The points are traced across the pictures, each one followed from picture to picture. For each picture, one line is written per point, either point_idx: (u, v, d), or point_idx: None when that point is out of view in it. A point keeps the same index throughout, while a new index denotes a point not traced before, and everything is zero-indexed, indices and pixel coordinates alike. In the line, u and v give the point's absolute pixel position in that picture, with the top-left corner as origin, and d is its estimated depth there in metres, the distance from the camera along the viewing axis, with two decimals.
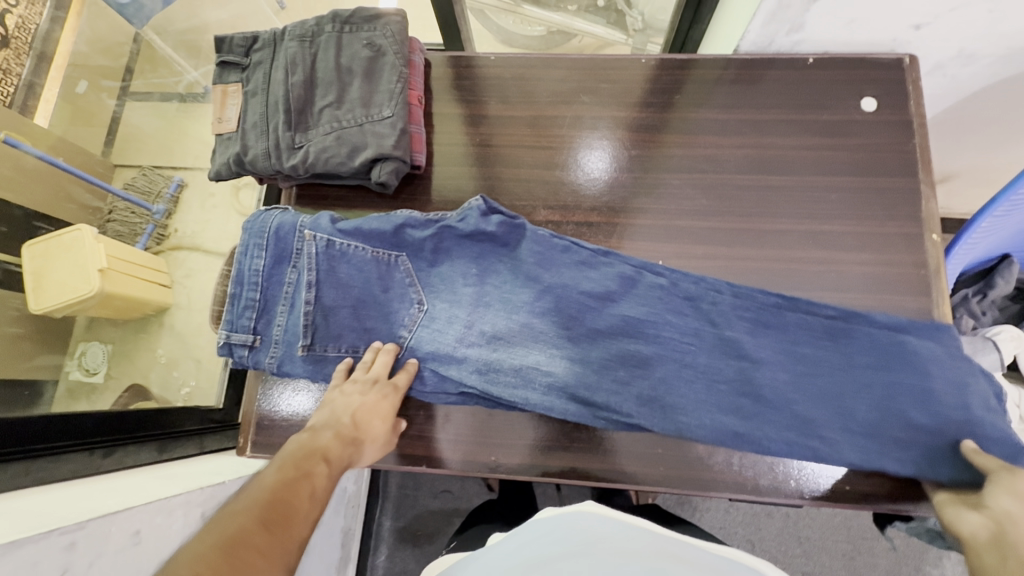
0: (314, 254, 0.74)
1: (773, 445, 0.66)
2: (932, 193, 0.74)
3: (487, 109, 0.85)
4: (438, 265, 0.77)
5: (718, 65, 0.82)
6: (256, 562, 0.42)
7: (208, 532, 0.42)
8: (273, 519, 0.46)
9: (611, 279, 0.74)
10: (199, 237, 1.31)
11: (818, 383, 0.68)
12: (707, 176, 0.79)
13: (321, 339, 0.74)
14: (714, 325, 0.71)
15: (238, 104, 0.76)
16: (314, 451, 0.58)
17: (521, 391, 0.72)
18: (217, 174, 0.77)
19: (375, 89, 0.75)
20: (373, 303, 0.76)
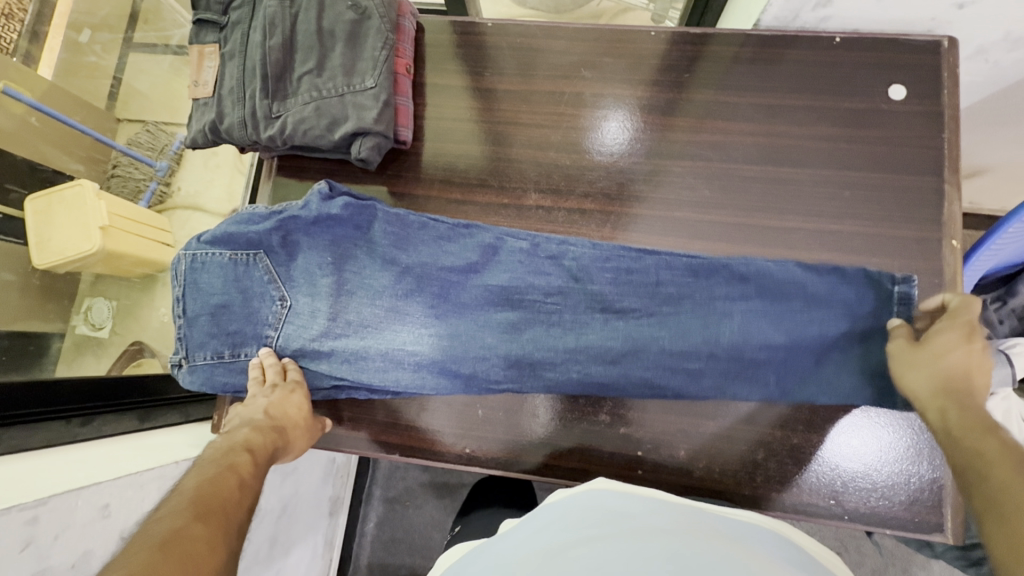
0: (180, 271, 0.72)
1: (632, 388, 0.67)
2: (956, 195, 0.68)
3: (483, 81, 0.79)
4: (294, 258, 0.73)
5: (735, 42, 0.75)
6: (194, 549, 0.43)
7: (145, 535, 0.43)
8: (204, 511, 0.47)
9: (470, 250, 0.71)
10: (201, 197, 1.29)
11: (681, 322, 0.66)
12: (712, 164, 0.73)
13: (197, 351, 0.72)
14: (577, 281, 0.69)
15: (216, 67, 0.72)
16: (233, 446, 0.59)
17: (392, 374, 0.71)
18: (193, 142, 0.73)
19: (358, 56, 0.70)
20: (236, 305, 0.73)
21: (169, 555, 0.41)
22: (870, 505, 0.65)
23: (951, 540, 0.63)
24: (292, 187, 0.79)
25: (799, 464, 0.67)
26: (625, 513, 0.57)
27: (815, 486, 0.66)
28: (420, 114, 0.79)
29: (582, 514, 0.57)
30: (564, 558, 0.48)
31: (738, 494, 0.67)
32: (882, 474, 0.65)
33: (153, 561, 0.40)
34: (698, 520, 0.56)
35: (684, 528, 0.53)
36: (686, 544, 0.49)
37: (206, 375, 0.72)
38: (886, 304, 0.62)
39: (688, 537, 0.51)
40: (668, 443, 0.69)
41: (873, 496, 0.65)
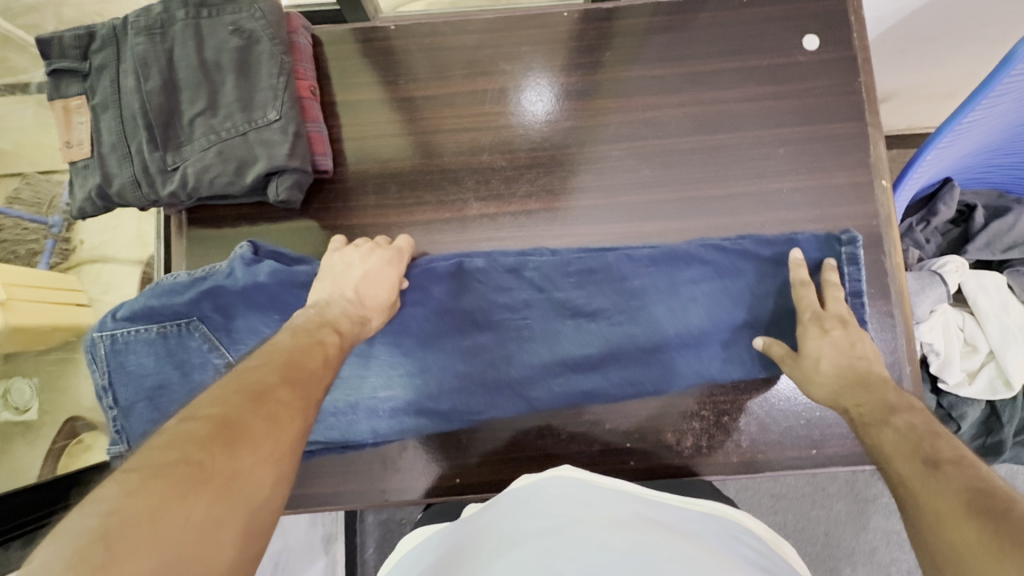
0: (99, 355, 0.65)
1: (610, 392, 0.68)
2: (879, 135, 0.70)
3: (397, 90, 0.74)
4: (232, 321, 0.66)
5: (646, 11, 0.73)
6: (280, 412, 0.40)
7: (228, 385, 0.41)
8: (292, 376, 0.45)
9: (425, 280, 0.68)
10: (109, 246, 1.08)
11: (645, 316, 0.67)
12: (649, 142, 0.72)
13: (140, 440, 0.65)
14: (540, 291, 0.68)
15: (89, 122, 0.63)
16: (324, 323, 0.55)
17: (366, 423, 0.70)
18: (81, 211, 0.64)
19: (254, 86, 0.63)
20: (174, 385, 0.66)
21: (246, 409, 0.39)
22: (850, 446, 0.67)
23: None
24: (209, 240, 0.71)
25: (780, 421, 0.69)
26: (591, 496, 0.56)
27: (795, 439, 0.68)
28: (336, 137, 0.73)
29: (538, 506, 0.55)
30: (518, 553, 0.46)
31: (727, 462, 0.69)
32: None
33: (223, 410, 0.38)
34: (652, 510, 0.56)
35: (643, 515, 0.53)
36: (641, 531, 0.49)
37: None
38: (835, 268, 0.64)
39: (650, 527, 0.50)
40: (653, 429, 0.69)
41: (850, 439, 0.67)
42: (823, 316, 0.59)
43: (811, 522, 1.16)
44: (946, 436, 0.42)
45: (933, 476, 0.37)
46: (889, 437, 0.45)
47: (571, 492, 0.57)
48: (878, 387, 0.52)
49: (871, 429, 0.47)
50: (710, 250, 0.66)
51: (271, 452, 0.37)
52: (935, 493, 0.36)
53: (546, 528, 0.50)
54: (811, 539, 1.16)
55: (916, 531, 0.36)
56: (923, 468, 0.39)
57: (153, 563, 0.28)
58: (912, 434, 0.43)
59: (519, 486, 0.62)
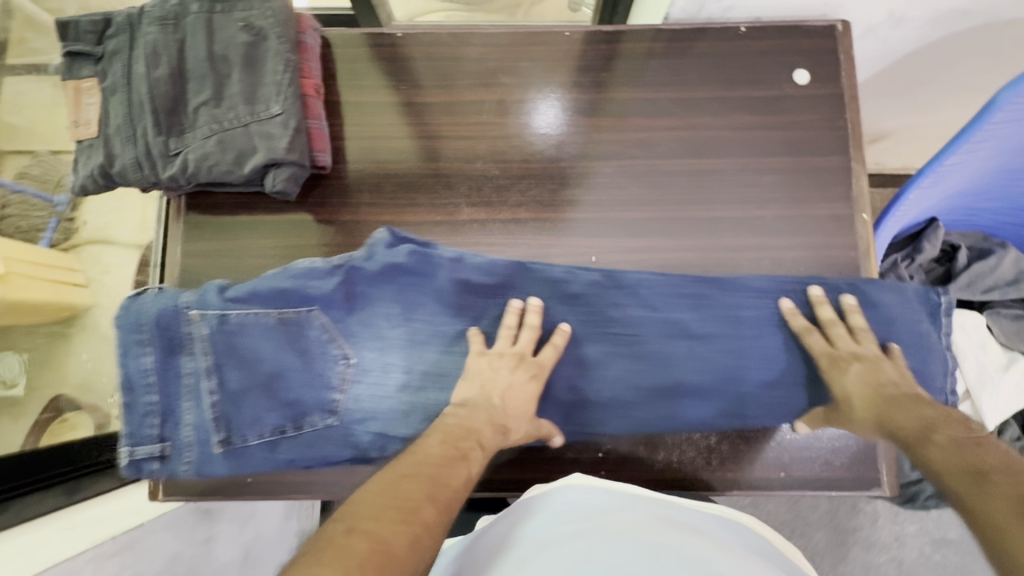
0: (208, 335, 0.59)
1: (726, 424, 0.63)
2: (862, 170, 0.72)
3: (399, 95, 0.76)
4: (353, 312, 0.61)
5: (646, 37, 0.75)
6: (421, 537, 0.39)
7: (373, 508, 0.39)
8: (433, 496, 0.43)
9: (535, 287, 0.63)
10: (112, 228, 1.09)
11: (761, 348, 0.62)
12: (638, 162, 0.74)
13: (245, 429, 0.60)
14: (654, 310, 0.64)
15: (98, 104, 0.65)
16: (470, 433, 0.52)
17: None
18: (82, 188, 0.66)
19: (258, 80, 0.65)
20: (290, 374, 0.60)
21: (397, 537, 0.37)
22: (815, 470, 0.68)
23: (888, 492, 0.67)
24: (205, 225, 0.73)
25: (749, 441, 0.69)
26: (624, 507, 0.56)
27: (764, 460, 0.69)
28: (337, 136, 0.75)
29: (569, 512, 0.54)
30: (564, 555, 0.45)
31: (695, 476, 0.69)
32: (824, 441, 0.69)
33: (379, 539, 0.37)
34: (673, 512, 0.56)
35: (663, 515, 0.54)
36: (672, 534, 0.49)
37: (260, 456, 0.60)
38: (933, 318, 0.63)
39: (691, 530, 0.51)
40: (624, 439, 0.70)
41: (818, 463, 0.68)
42: (837, 356, 0.58)
43: None
44: (989, 446, 0.43)
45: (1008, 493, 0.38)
46: (949, 470, 0.43)
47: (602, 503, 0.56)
48: (895, 413, 0.51)
49: (914, 449, 0.47)
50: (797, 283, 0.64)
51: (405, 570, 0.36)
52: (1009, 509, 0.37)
53: (588, 530, 0.49)
54: None
55: (987, 549, 0.37)
56: (974, 480, 0.40)
57: None
58: (959, 458, 0.43)
59: (532, 496, 0.61)
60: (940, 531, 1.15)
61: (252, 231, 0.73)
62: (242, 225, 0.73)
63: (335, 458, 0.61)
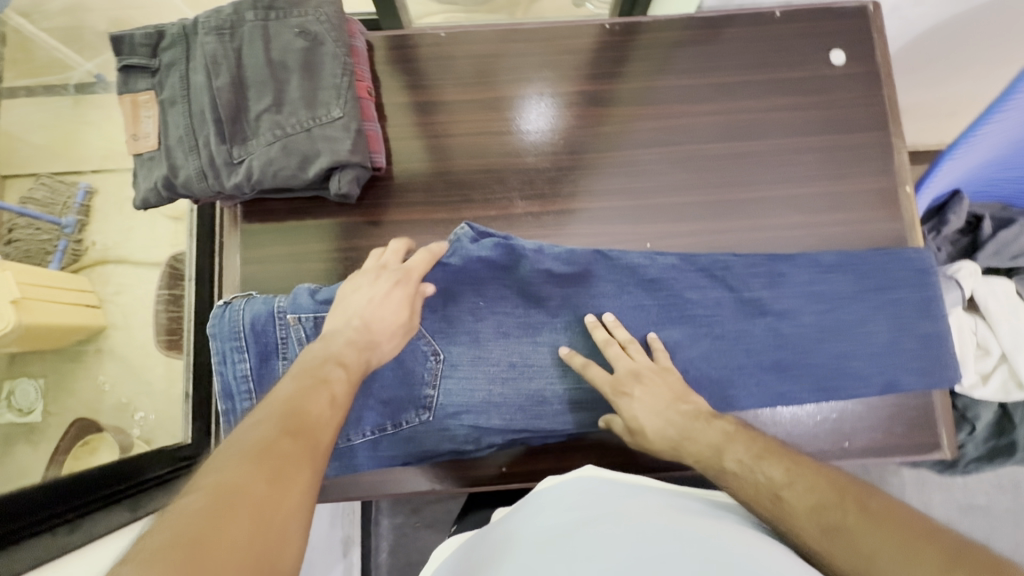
0: (303, 339, 0.64)
1: (805, 394, 0.68)
2: (901, 145, 0.74)
3: (440, 95, 0.77)
4: (441, 309, 0.67)
5: (676, 26, 0.77)
6: (283, 468, 0.39)
7: (238, 448, 0.40)
8: (294, 426, 0.43)
9: (619, 274, 0.69)
10: (123, 245, 1.08)
11: (836, 318, 0.69)
12: (682, 147, 0.75)
13: (349, 429, 0.65)
14: (732, 290, 0.69)
15: (156, 116, 0.65)
16: (326, 359, 0.53)
17: (571, 416, 0.66)
18: (144, 202, 0.66)
19: (317, 85, 0.66)
20: (386, 371, 0.65)
21: (259, 472, 0.38)
22: (876, 438, 0.70)
23: (948, 454, 0.70)
24: (261, 233, 0.73)
25: (812, 415, 0.70)
26: (591, 496, 0.56)
27: (828, 432, 0.70)
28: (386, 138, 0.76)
29: (555, 509, 0.55)
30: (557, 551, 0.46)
31: None
32: (882, 409, 0.70)
33: (240, 483, 0.37)
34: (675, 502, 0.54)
35: (664, 506, 0.52)
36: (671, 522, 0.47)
37: (363, 454, 0.65)
38: None
39: (679, 516, 0.49)
40: None
41: (879, 431, 0.70)
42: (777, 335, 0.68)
43: None
44: (900, 514, 0.43)
45: (891, 525, 0.42)
46: (809, 523, 0.46)
47: (578, 496, 0.56)
48: (775, 464, 0.52)
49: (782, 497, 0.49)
50: (845, 257, 0.70)
51: (267, 518, 0.36)
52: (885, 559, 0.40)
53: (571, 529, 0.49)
54: None
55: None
56: (866, 518, 0.44)
57: None
58: (821, 503, 0.47)
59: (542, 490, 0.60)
60: (966, 497, 1.15)
61: (308, 236, 0.73)
62: (298, 229, 0.73)
63: (434, 449, 0.66)
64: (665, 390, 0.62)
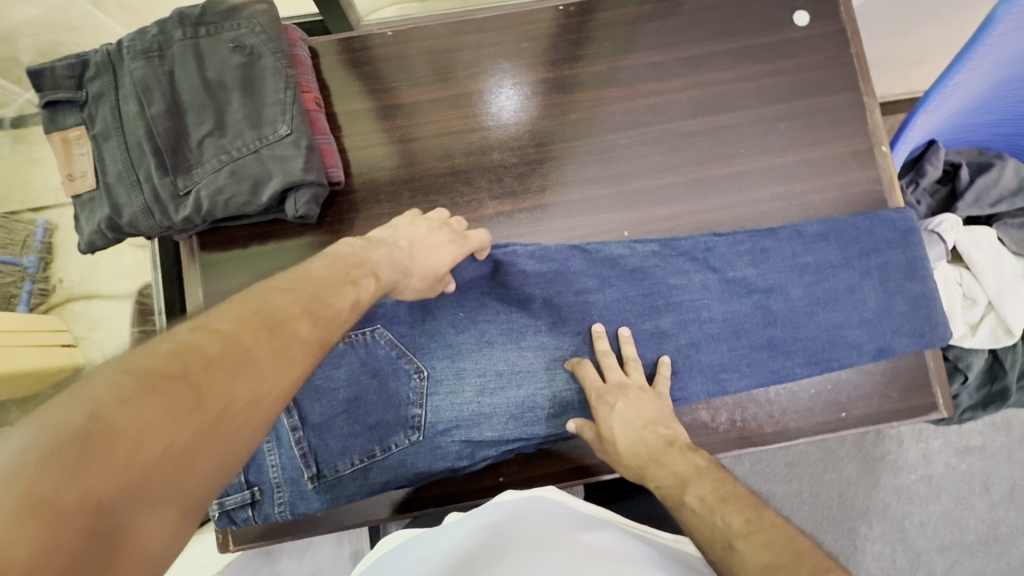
0: None
1: (799, 370, 0.66)
2: (874, 104, 0.72)
3: (396, 97, 0.73)
4: (421, 324, 0.65)
5: (633, 1, 0.74)
6: (296, 350, 0.34)
7: (253, 305, 0.34)
8: (316, 309, 0.38)
9: (599, 266, 0.67)
10: (90, 278, 1.03)
11: (824, 288, 0.67)
12: (654, 128, 0.72)
13: (337, 460, 0.61)
14: (715, 271, 0.67)
15: (91, 152, 0.61)
16: (362, 265, 0.49)
17: (566, 419, 0.65)
18: (90, 245, 0.62)
19: (260, 102, 0.62)
20: (369, 394, 0.63)
21: (270, 341, 0.33)
22: (873, 405, 0.69)
23: (946, 414, 0.69)
24: (222, 262, 0.70)
25: (807, 389, 0.69)
26: (548, 526, 0.50)
27: (825, 404, 0.69)
28: (343, 149, 0.72)
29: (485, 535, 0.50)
30: None
31: (762, 433, 0.68)
32: (877, 375, 0.69)
33: (245, 340, 0.31)
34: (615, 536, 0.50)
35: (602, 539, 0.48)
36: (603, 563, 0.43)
37: (355, 484, 0.61)
38: None
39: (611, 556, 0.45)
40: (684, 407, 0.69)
41: (875, 398, 0.69)
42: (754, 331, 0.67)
43: (825, 486, 1.14)
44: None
45: None
46: None
47: (531, 521, 0.51)
48: (738, 511, 0.47)
49: (734, 550, 0.44)
50: (827, 226, 0.68)
51: (266, 398, 0.30)
52: None
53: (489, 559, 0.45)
54: (828, 502, 1.14)
55: None
56: None
57: (111, 492, 0.23)
58: (775, 563, 0.41)
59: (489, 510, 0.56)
60: (963, 441, 1.15)
61: (271, 261, 0.70)
62: (260, 255, 0.70)
63: (429, 469, 0.63)
64: (648, 410, 0.59)
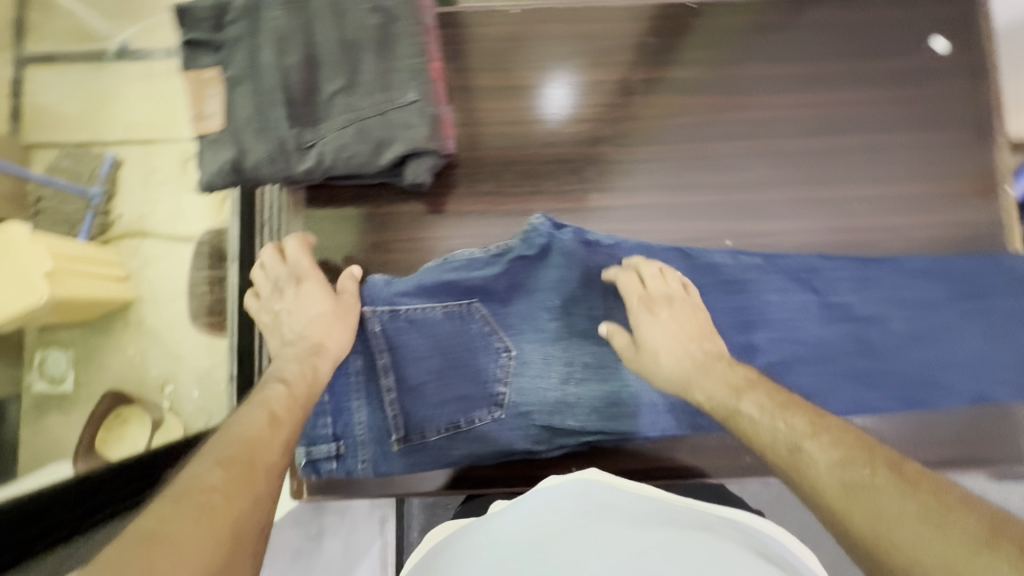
0: (381, 332, 0.62)
1: (890, 405, 0.64)
2: (1000, 144, 0.70)
3: (512, 78, 0.72)
4: (516, 303, 0.66)
5: (762, 8, 0.72)
6: (268, 477, 0.41)
7: (235, 440, 0.43)
8: (274, 423, 0.46)
9: (699, 272, 0.66)
10: (148, 220, 0.89)
11: (927, 324, 0.65)
12: (770, 141, 0.71)
13: (425, 426, 0.62)
14: (816, 293, 0.66)
15: (221, 95, 0.62)
16: (312, 349, 0.57)
17: (647, 418, 0.65)
18: (209, 184, 0.63)
19: (391, 65, 0.62)
20: (458, 365, 0.63)
21: (253, 471, 0.40)
22: (952, 449, 0.67)
23: None
24: (326, 220, 0.71)
25: (893, 424, 0.67)
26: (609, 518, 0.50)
27: (909, 441, 0.67)
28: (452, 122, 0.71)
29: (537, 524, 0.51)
30: None
31: None
32: (965, 420, 0.67)
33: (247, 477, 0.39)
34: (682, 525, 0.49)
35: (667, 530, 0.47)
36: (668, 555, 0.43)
37: (437, 451, 0.63)
38: None
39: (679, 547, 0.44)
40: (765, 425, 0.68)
41: (961, 443, 0.67)
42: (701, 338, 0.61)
43: None
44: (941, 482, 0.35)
45: (928, 501, 0.33)
46: (830, 479, 0.38)
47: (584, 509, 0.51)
48: (800, 416, 0.45)
49: (798, 458, 0.41)
50: (937, 263, 0.67)
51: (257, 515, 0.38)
52: (921, 540, 0.31)
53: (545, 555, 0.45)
54: None
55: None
56: (897, 483, 0.35)
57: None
58: (849, 457, 0.38)
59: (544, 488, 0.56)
60: None
61: (372, 223, 0.70)
62: (363, 218, 0.71)
63: (508, 447, 0.64)
64: (688, 322, 0.59)
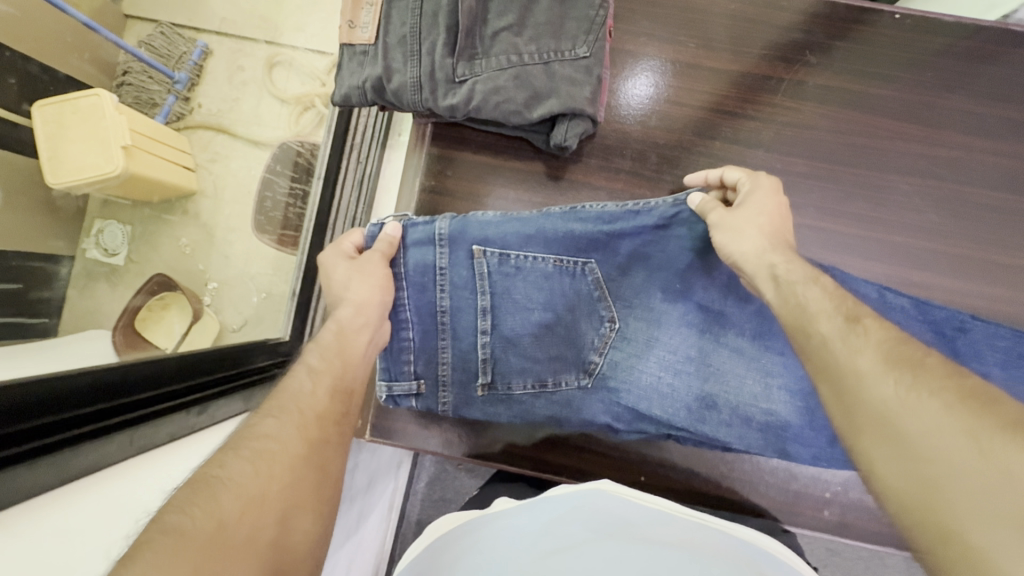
0: (489, 273, 0.58)
1: None
2: None
3: (678, 53, 0.67)
4: (630, 275, 0.61)
5: (975, 34, 0.65)
6: (329, 436, 0.41)
7: (292, 394, 0.42)
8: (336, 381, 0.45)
9: None
10: (227, 117, 0.87)
11: None
12: (944, 185, 0.64)
13: (512, 376, 0.60)
14: (956, 356, 0.59)
15: (379, 5, 0.57)
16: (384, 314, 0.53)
17: (738, 431, 0.61)
18: (343, 98, 0.58)
19: (565, 13, 0.57)
20: (560, 324, 0.60)
21: (306, 430, 0.40)
22: None
23: None
24: (446, 162, 0.67)
25: None
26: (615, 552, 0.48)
27: None
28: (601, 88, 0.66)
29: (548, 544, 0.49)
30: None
31: None
32: None
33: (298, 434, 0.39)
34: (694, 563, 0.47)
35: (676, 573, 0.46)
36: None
37: (519, 402, 0.61)
38: None
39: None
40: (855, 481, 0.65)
41: None
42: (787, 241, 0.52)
43: None
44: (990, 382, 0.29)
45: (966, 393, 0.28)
46: (873, 351, 0.34)
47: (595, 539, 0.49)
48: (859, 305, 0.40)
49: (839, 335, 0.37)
50: None
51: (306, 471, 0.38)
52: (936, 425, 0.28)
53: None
54: None
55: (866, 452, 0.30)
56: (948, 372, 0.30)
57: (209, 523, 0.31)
58: (902, 346, 0.34)
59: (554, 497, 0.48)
60: None
61: (495, 177, 0.67)
62: (486, 168, 0.67)
63: (589, 419, 0.62)
64: (777, 218, 0.52)
